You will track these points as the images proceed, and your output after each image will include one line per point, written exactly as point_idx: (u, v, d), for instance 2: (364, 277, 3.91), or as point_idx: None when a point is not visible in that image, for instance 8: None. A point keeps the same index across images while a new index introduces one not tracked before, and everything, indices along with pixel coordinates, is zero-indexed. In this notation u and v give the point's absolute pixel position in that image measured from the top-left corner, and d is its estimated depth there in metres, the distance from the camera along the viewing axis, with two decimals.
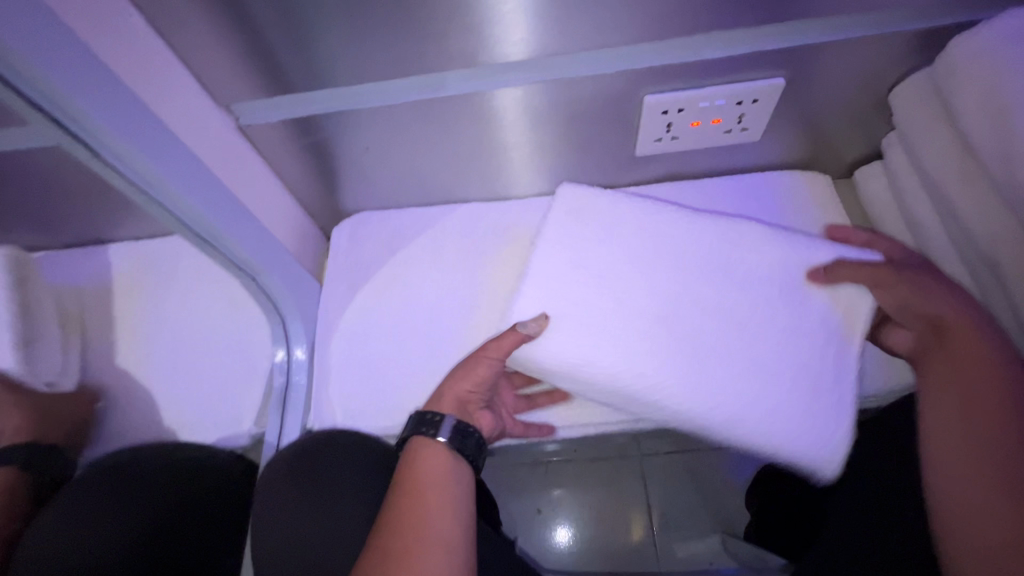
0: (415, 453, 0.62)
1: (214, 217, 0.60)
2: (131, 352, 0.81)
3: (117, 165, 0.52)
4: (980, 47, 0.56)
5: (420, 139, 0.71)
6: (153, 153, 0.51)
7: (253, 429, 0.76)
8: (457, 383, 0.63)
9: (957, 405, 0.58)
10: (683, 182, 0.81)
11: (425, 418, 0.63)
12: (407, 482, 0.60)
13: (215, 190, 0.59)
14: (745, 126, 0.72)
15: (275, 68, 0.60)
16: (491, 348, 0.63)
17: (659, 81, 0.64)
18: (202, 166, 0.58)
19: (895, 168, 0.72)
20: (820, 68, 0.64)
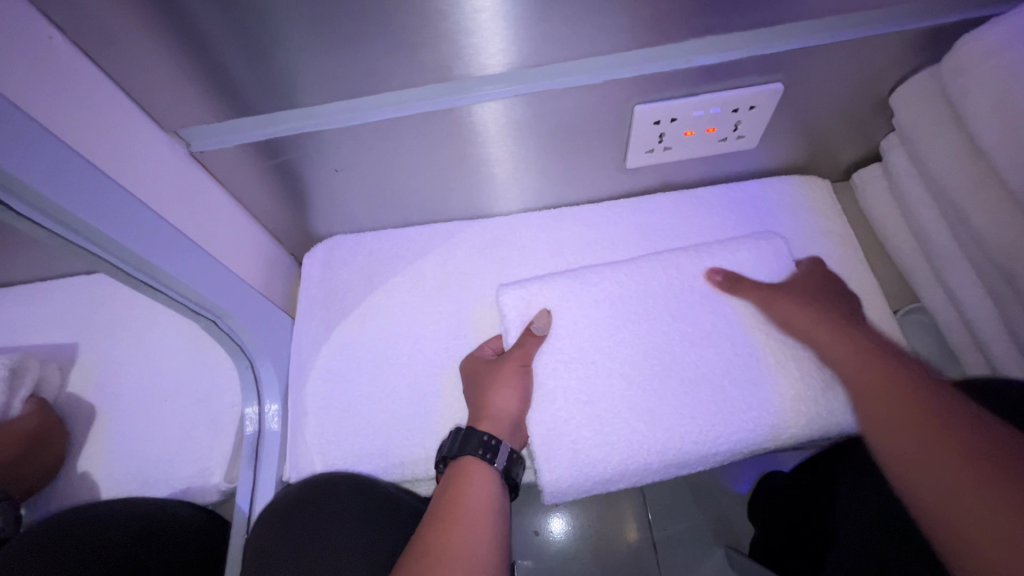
0: (464, 473, 0.56)
1: (155, 258, 0.52)
2: (80, 404, 0.73)
3: (38, 218, 0.43)
4: (990, 47, 0.52)
5: (394, 159, 0.66)
6: (83, 196, 0.45)
7: (225, 482, 0.69)
8: (502, 399, 0.60)
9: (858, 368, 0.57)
10: (676, 192, 0.77)
11: (479, 440, 0.58)
12: (449, 500, 0.54)
13: (155, 227, 0.52)
14: (741, 134, 0.68)
15: (229, 89, 0.54)
16: (525, 352, 0.62)
17: (649, 89, 0.60)
18: (145, 206, 0.51)
19: (898, 171, 0.69)
20: (818, 72, 0.60)
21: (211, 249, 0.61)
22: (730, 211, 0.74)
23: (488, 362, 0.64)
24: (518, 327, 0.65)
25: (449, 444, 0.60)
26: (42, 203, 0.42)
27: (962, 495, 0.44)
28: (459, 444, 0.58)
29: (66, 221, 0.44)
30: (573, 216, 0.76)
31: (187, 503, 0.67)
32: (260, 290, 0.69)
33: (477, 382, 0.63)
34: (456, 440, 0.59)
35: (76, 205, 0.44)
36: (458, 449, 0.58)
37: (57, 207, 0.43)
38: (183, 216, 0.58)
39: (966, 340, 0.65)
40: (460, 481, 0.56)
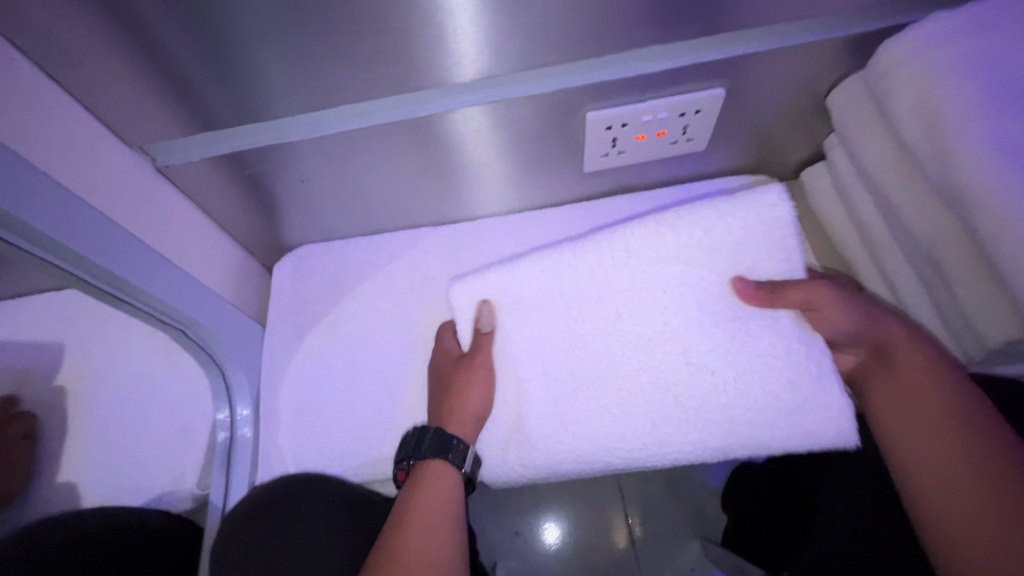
0: (432, 473, 0.59)
1: (123, 272, 0.53)
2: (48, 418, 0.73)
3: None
4: (907, 52, 0.56)
5: (359, 168, 0.68)
6: (50, 212, 0.46)
7: (199, 491, 0.70)
8: (464, 396, 0.62)
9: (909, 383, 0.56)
10: (634, 193, 0.80)
11: (448, 443, 0.60)
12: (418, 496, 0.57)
13: (121, 240, 0.53)
14: (690, 137, 0.71)
15: (192, 104, 0.56)
16: (481, 350, 0.64)
17: (599, 96, 0.63)
18: (113, 221, 0.53)
19: (838, 168, 0.73)
20: (758, 77, 0.64)
21: (179, 261, 0.62)
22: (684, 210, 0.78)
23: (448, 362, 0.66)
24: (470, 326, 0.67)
25: (410, 447, 0.61)
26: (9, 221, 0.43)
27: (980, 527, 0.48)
28: (423, 445, 0.60)
29: (32, 235, 0.45)
30: (536, 220, 0.79)
31: (159, 510, 0.68)
32: (230, 300, 0.70)
33: (438, 381, 0.65)
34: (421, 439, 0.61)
35: (42, 221, 0.45)
36: (427, 452, 0.59)
37: (26, 225, 0.44)
38: (150, 228, 0.59)
39: None
40: (430, 481, 0.58)
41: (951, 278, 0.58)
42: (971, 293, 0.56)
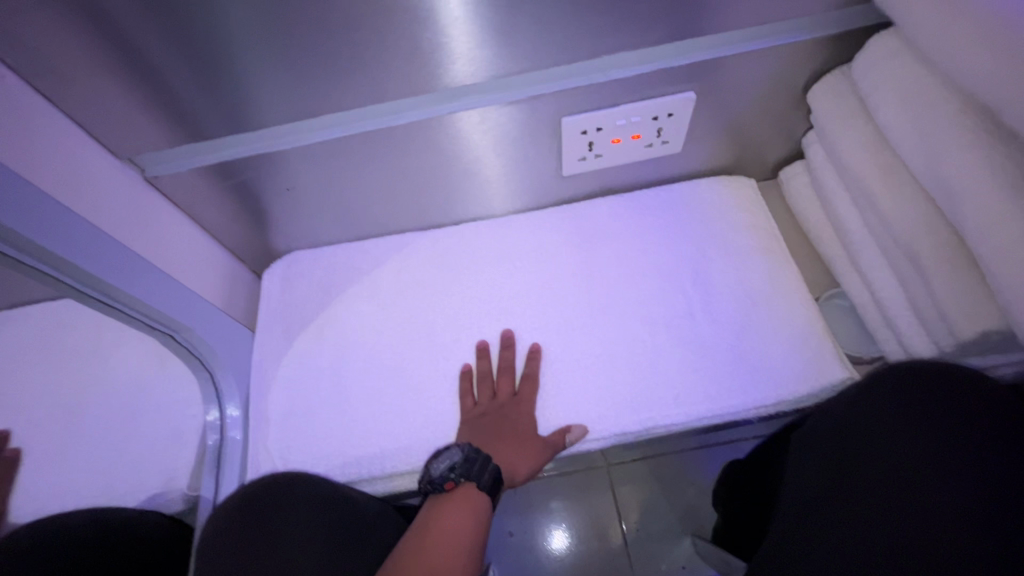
0: (459, 496, 0.59)
1: (113, 279, 0.55)
2: (39, 424, 0.74)
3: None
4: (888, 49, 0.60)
5: (344, 176, 0.70)
6: (44, 225, 0.48)
7: (189, 491, 0.71)
8: (514, 442, 0.65)
9: None
10: (615, 196, 0.82)
11: (490, 476, 0.60)
12: (438, 518, 0.57)
13: (110, 249, 0.55)
14: (666, 139, 0.73)
15: (182, 117, 0.58)
16: (528, 399, 0.68)
17: (574, 102, 0.65)
18: (105, 233, 0.55)
19: (818, 165, 0.75)
20: (727, 80, 0.66)
21: (168, 266, 0.64)
22: (662, 211, 0.80)
23: (482, 404, 0.67)
24: (501, 370, 0.69)
25: (464, 461, 0.60)
26: (8, 235, 0.46)
27: None
28: (478, 469, 0.60)
29: (28, 247, 0.47)
30: (518, 222, 0.81)
31: (151, 510, 0.69)
32: (219, 305, 0.72)
33: (474, 424, 0.65)
34: (480, 463, 0.60)
35: (38, 234, 0.48)
36: (473, 476, 0.59)
37: (25, 238, 0.47)
38: (139, 236, 0.61)
39: (879, 319, 0.69)
40: (455, 502, 0.58)
41: (925, 269, 0.59)
42: (945, 283, 0.57)
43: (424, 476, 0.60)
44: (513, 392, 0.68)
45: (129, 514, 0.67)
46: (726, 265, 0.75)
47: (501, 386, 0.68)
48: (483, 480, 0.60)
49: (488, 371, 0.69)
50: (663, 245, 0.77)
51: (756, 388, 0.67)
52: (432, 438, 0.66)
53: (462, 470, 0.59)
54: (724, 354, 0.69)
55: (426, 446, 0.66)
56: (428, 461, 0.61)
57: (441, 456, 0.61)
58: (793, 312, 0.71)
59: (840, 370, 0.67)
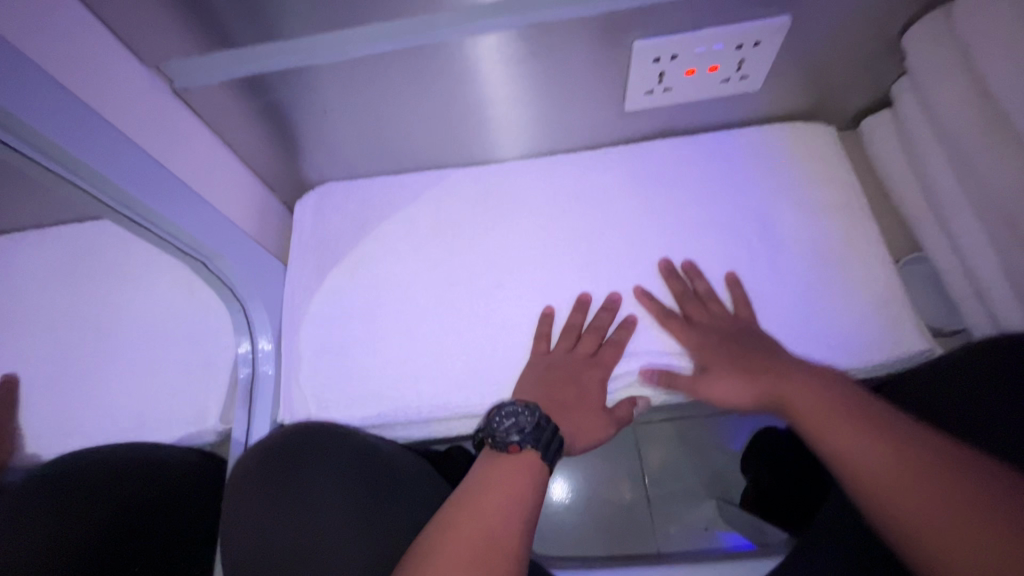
0: (513, 459, 0.56)
1: (147, 199, 0.51)
2: (66, 352, 0.72)
3: (23, 151, 0.42)
4: None
5: (383, 99, 0.63)
6: (68, 131, 0.43)
7: (220, 426, 0.69)
8: (582, 407, 0.61)
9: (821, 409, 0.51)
10: (677, 139, 0.74)
11: (549, 441, 0.57)
12: (489, 477, 0.55)
13: (144, 166, 0.51)
14: (745, 74, 0.64)
15: (211, 20, 0.52)
16: (605, 366, 0.63)
17: (651, 20, 0.56)
18: (136, 148, 0.50)
19: (908, 117, 0.67)
20: (829, 4, 0.57)
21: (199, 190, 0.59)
22: (728, 158, 0.73)
23: (557, 355, 0.63)
24: (594, 327, 0.65)
25: (535, 429, 0.56)
26: (24, 132, 0.40)
27: (928, 497, 0.42)
28: (546, 437, 0.56)
29: (56, 155, 0.43)
30: (568, 162, 0.75)
31: (185, 449, 0.69)
32: (251, 235, 0.68)
33: (544, 376, 0.62)
34: (549, 431, 0.57)
35: (61, 141, 0.43)
36: (534, 439, 0.56)
37: (46, 140, 0.42)
38: (168, 152, 0.56)
39: (966, 290, 0.63)
40: (506, 464, 0.55)
41: None
42: None
43: (487, 429, 0.58)
44: (593, 352, 0.64)
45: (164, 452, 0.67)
46: (796, 222, 0.69)
47: (585, 344, 0.64)
48: (542, 444, 0.56)
49: (575, 323, 0.64)
50: (729, 197, 0.71)
51: (820, 355, 0.62)
52: (473, 387, 0.63)
53: (529, 436, 0.56)
54: (785, 318, 0.64)
55: (467, 394, 0.62)
56: (491, 415, 0.59)
57: (507, 414, 0.58)
58: (869, 276, 0.65)
59: (921, 341, 0.61)
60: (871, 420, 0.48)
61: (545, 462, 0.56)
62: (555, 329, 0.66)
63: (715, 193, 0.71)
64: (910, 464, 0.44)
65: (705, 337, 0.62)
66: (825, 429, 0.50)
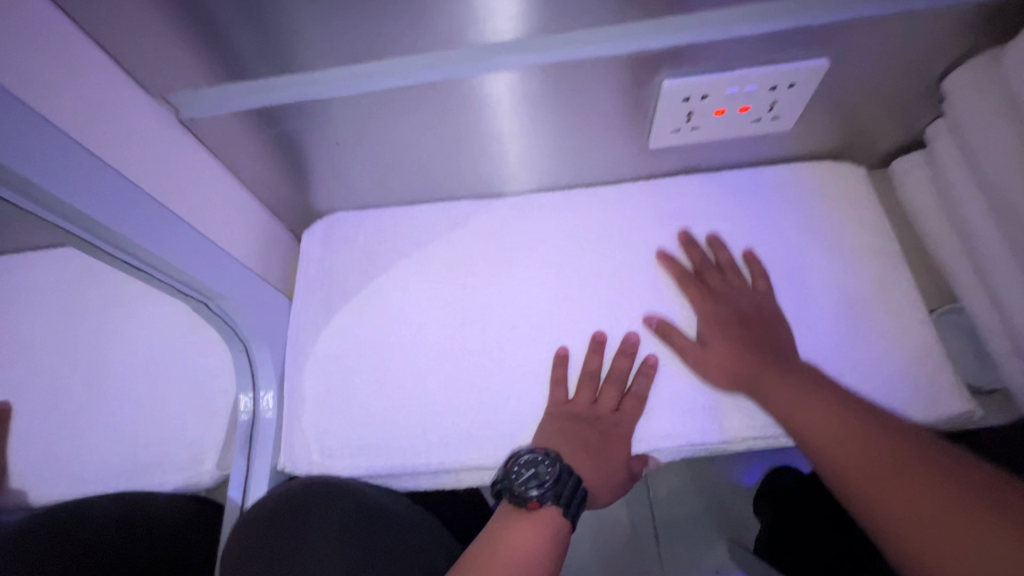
0: (534, 513, 0.53)
1: (148, 244, 0.48)
2: (57, 386, 0.69)
3: (14, 198, 0.39)
4: None
5: (398, 132, 0.61)
6: (66, 177, 0.40)
7: (216, 472, 0.66)
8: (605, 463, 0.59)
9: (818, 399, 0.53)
10: (700, 175, 0.72)
11: (571, 495, 0.54)
12: (505, 530, 0.52)
13: (146, 209, 0.48)
14: (776, 114, 0.61)
15: (222, 53, 0.49)
16: (628, 423, 0.60)
17: (683, 60, 0.54)
18: (139, 189, 0.47)
19: (942, 161, 0.64)
20: (869, 48, 0.54)
21: (204, 228, 0.56)
22: (755, 197, 0.70)
23: (575, 408, 0.60)
24: (613, 377, 0.62)
25: (557, 482, 0.53)
26: (18, 183, 0.37)
27: (910, 491, 0.45)
28: (568, 491, 0.54)
29: (50, 203, 0.40)
30: (586, 197, 0.72)
31: (176, 498, 0.66)
32: (255, 270, 0.65)
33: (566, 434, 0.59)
34: (569, 486, 0.54)
35: (58, 187, 0.40)
36: (558, 494, 0.53)
37: (47, 193, 0.39)
38: (172, 189, 0.53)
39: (1005, 347, 0.60)
40: (526, 520, 0.53)
41: None
42: None
43: (505, 480, 0.54)
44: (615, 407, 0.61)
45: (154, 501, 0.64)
46: (826, 267, 0.66)
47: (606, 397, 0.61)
48: (565, 499, 0.53)
49: (596, 372, 0.62)
50: (755, 238, 0.68)
51: None
52: (484, 438, 0.60)
53: (550, 491, 0.53)
54: None
55: (478, 445, 0.60)
56: (509, 464, 0.55)
57: (525, 464, 0.55)
58: (903, 329, 0.62)
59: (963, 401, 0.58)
60: (868, 419, 0.50)
61: (567, 517, 0.53)
62: (570, 374, 0.63)
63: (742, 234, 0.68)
64: (870, 443, 0.49)
65: (719, 307, 0.63)
66: (819, 417, 0.52)
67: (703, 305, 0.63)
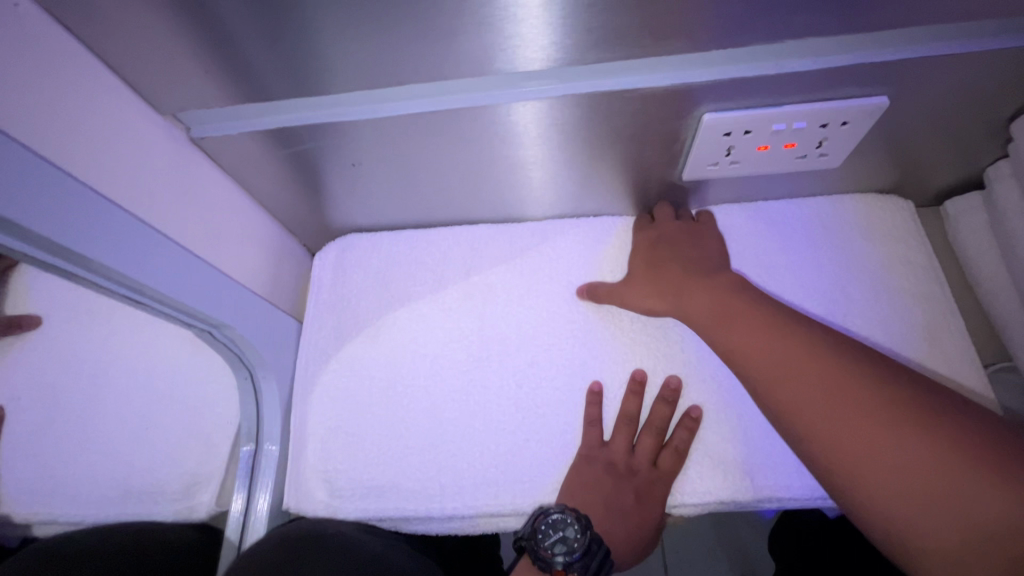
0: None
1: (151, 280, 0.46)
2: (61, 399, 0.68)
3: (14, 243, 0.37)
4: None
5: (417, 156, 0.58)
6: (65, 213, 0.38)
7: (215, 505, 0.65)
8: (631, 511, 0.60)
9: (723, 306, 0.55)
10: (736, 208, 0.68)
11: (599, 565, 0.54)
12: None
13: (152, 243, 0.46)
14: (824, 151, 0.57)
15: (236, 75, 0.46)
16: (665, 481, 0.58)
17: (726, 96, 0.50)
18: (144, 222, 0.45)
19: (1004, 207, 0.59)
20: (934, 88, 0.50)
21: (212, 255, 0.54)
22: (797, 237, 0.66)
23: (611, 453, 0.60)
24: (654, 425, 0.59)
25: (584, 552, 0.53)
26: (13, 228, 0.35)
27: (804, 384, 0.46)
28: (596, 561, 0.54)
29: (49, 246, 0.38)
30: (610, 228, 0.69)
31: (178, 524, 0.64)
32: (264, 292, 0.63)
33: (596, 480, 0.59)
34: (597, 559, 0.54)
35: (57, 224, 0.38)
36: (584, 565, 0.53)
37: (42, 235, 0.37)
38: (182, 217, 0.51)
39: None
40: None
41: None
42: None
43: (532, 540, 0.54)
44: (652, 459, 0.60)
45: (152, 531, 0.63)
46: (868, 317, 0.62)
47: (643, 443, 0.60)
48: (591, 571, 0.53)
49: (631, 415, 0.59)
50: (794, 281, 0.64)
51: None
52: (502, 484, 0.58)
53: (579, 561, 0.53)
54: None
55: (495, 492, 0.58)
56: (537, 523, 0.54)
57: (554, 525, 0.54)
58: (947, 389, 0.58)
59: None
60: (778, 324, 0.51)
61: None
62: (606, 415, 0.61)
63: (783, 277, 0.64)
64: (768, 341, 0.50)
65: (658, 234, 0.63)
66: (729, 320, 0.53)
67: (645, 233, 0.64)
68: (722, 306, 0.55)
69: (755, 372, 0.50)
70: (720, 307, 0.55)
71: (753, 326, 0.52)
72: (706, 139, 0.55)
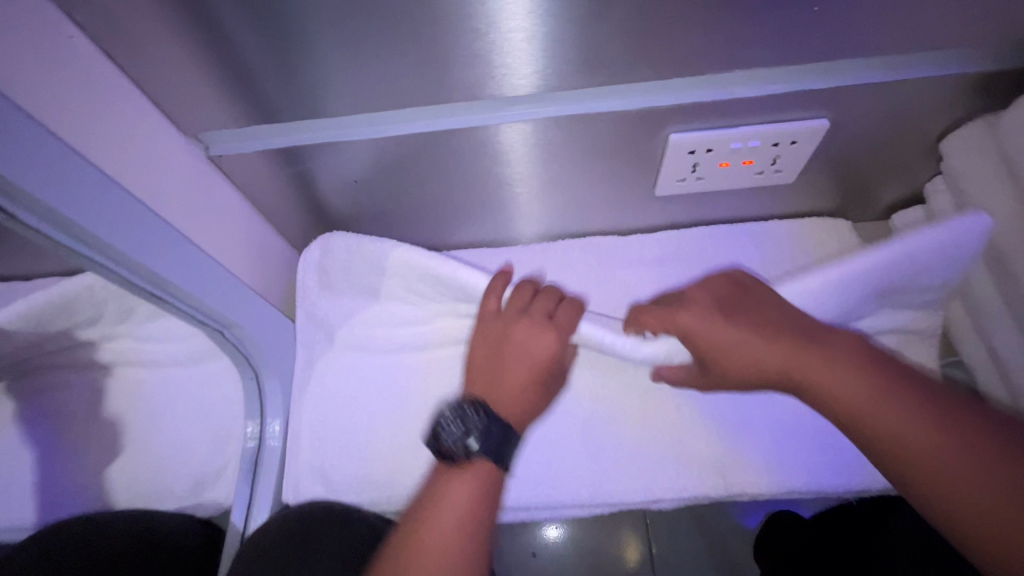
0: (463, 473, 0.52)
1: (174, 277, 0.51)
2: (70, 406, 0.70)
3: (50, 230, 0.43)
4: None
5: (413, 173, 0.63)
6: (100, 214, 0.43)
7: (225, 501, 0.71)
8: (516, 363, 0.57)
9: (843, 378, 0.49)
10: (691, 231, 0.75)
11: (505, 440, 0.53)
12: (427, 495, 0.52)
13: (175, 243, 0.51)
14: (779, 168, 0.64)
15: (254, 100, 0.52)
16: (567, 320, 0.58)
17: (689, 118, 0.56)
18: (169, 224, 0.51)
19: (943, 217, 0.66)
20: (869, 112, 0.57)
21: (227, 262, 0.59)
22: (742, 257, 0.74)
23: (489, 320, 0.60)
24: (512, 309, 0.60)
25: (485, 432, 0.52)
26: (48, 212, 0.41)
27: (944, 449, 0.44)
28: (501, 441, 0.53)
29: (78, 233, 0.44)
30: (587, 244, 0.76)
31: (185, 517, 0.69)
32: (270, 300, 0.67)
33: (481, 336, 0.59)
34: (500, 432, 0.53)
35: None
36: (487, 448, 0.52)
37: (69, 221, 0.42)
38: (202, 226, 0.56)
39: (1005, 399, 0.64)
40: (451, 482, 0.52)
41: None
42: None
43: (434, 440, 0.53)
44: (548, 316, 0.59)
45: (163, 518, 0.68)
46: None
47: (512, 303, 0.60)
48: (498, 451, 0.53)
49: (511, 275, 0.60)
50: None
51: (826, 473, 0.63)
52: None
53: (480, 442, 0.52)
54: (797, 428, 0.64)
55: None
56: (438, 418, 0.54)
57: (456, 415, 0.53)
58: None
59: None
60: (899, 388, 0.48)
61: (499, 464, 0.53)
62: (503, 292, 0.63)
63: None
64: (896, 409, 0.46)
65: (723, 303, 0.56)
66: (851, 394, 0.48)
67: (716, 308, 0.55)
68: (846, 380, 0.49)
69: (891, 449, 0.46)
70: (845, 383, 0.49)
71: (885, 395, 0.47)
72: (672, 157, 0.61)
